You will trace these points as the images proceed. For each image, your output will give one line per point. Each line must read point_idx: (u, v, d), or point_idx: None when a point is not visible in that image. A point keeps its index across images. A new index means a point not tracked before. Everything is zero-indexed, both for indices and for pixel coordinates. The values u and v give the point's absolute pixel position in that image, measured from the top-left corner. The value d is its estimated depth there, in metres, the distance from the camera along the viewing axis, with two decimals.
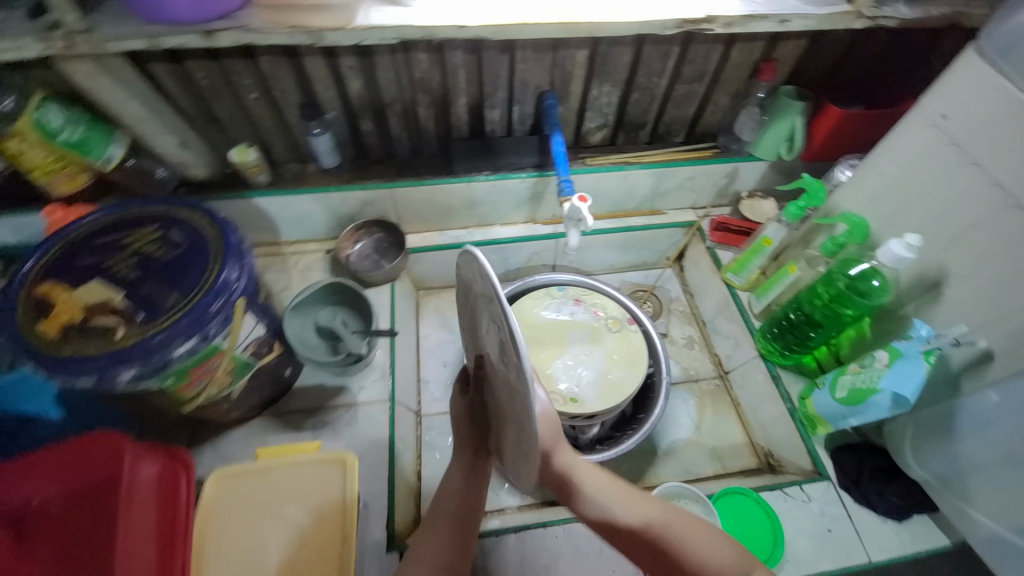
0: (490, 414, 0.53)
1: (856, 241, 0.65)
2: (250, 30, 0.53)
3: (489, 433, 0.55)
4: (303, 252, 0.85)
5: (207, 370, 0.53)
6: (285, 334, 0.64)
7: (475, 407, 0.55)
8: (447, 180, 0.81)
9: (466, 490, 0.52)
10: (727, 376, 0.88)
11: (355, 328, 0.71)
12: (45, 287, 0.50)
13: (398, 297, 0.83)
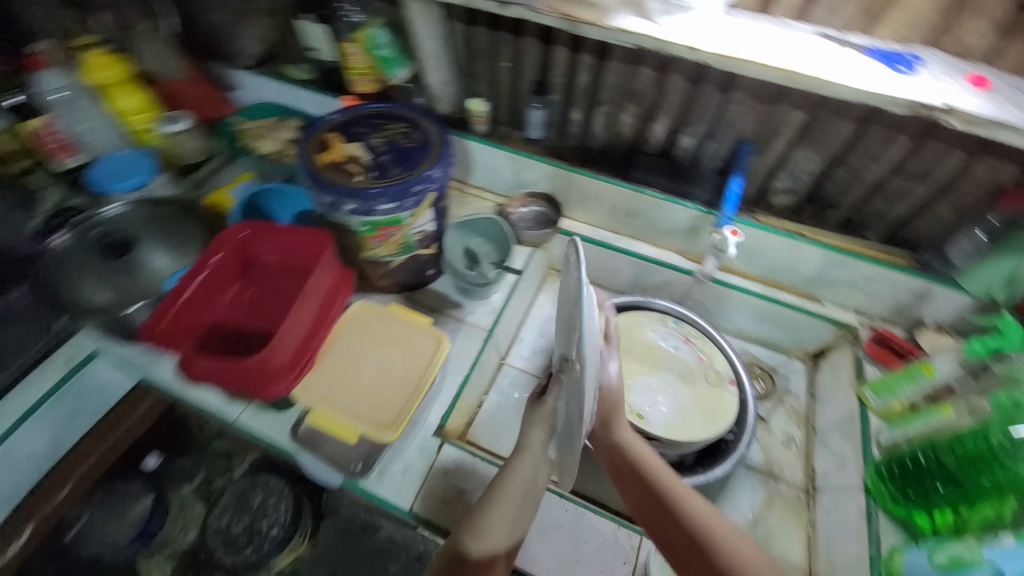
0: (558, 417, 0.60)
1: None
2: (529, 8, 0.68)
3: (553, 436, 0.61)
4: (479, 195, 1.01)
5: (388, 235, 0.71)
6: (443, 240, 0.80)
7: (552, 411, 0.62)
8: (619, 183, 0.88)
9: (531, 480, 0.59)
10: (814, 494, 0.78)
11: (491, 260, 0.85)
12: (331, 135, 0.72)
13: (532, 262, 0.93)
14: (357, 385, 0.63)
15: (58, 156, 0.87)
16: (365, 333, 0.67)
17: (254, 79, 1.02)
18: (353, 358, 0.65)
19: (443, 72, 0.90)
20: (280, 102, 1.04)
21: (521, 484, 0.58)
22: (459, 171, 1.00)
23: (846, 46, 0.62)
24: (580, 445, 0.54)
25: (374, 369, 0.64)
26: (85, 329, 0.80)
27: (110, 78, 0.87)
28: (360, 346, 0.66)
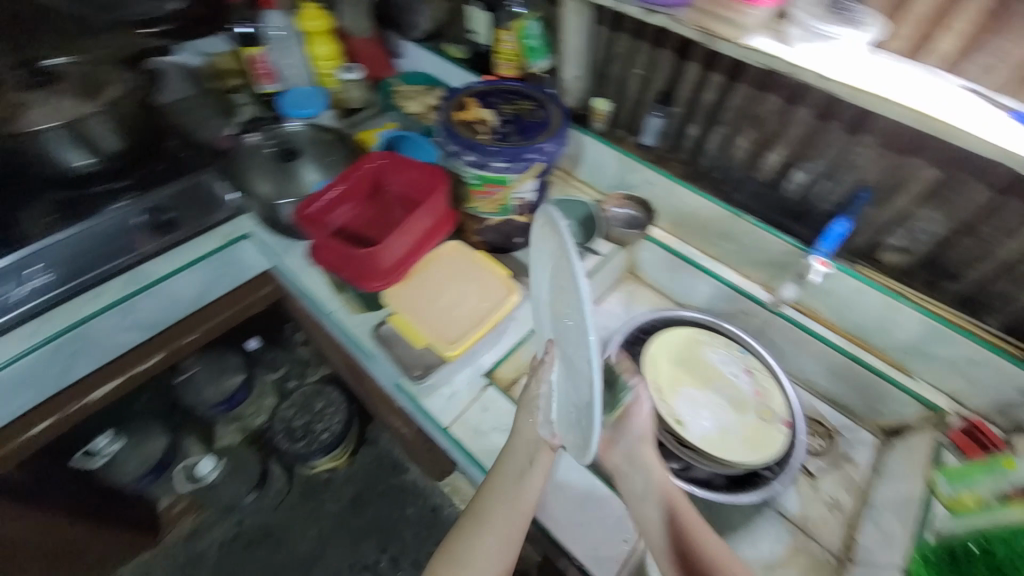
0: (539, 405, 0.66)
1: None
2: (671, 18, 0.74)
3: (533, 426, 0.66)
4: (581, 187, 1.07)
5: (492, 192, 0.78)
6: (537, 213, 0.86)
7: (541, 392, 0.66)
8: (719, 202, 0.90)
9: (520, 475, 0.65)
10: (848, 564, 0.73)
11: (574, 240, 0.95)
12: (468, 98, 0.82)
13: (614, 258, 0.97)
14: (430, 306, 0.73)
15: (261, 80, 1.08)
16: (447, 269, 0.76)
17: (416, 51, 1.21)
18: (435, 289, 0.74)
19: (578, 69, 0.98)
20: (431, 74, 1.21)
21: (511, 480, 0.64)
22: (568, 162, 1.07)
23: (998, 104, 0.59)
24: (581, 417, 0.55)
25: (449, 296, 0.74)
26: (247, 214, 0.98)
27: (314, 27, 1.07)
28: (442, 280, 0.75)
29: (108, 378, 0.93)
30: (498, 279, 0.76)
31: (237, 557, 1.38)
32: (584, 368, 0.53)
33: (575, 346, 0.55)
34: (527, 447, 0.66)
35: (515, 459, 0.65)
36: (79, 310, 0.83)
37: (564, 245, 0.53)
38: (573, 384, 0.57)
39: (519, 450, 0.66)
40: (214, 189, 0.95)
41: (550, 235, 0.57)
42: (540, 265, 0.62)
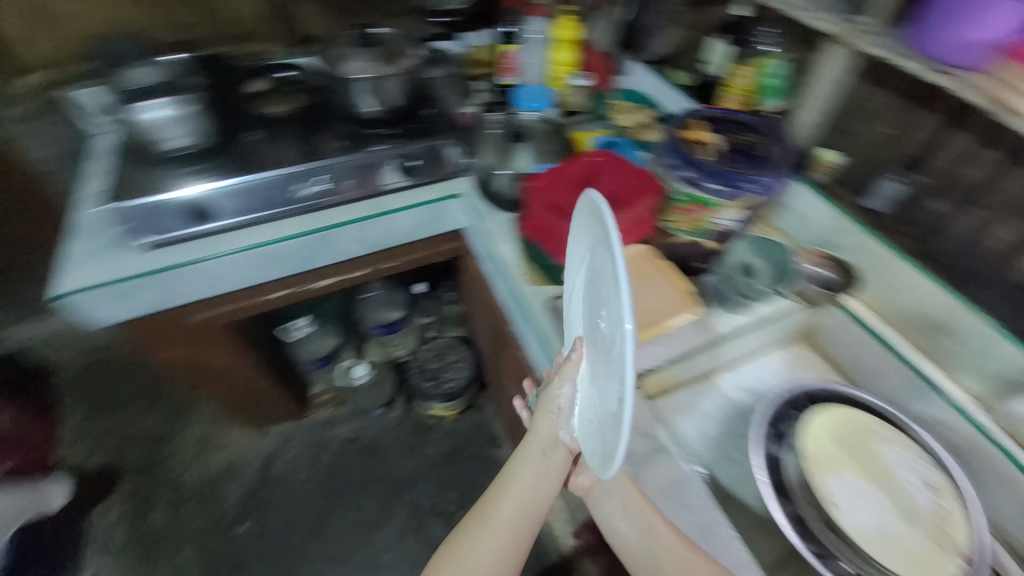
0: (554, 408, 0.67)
1: None
2: None
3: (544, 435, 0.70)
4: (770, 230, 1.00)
5: (694, 212, 0.80)
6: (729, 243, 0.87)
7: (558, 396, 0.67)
8: (947, 291, 0.79)
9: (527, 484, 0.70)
10: None
11: (759, 281, 0.86)
12: (694, 121, 0.85)
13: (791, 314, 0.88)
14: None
15: (503, 73, 1.24)
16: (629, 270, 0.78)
17: (642, 73, 1.27)
18: None
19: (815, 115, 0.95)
20: (649, 94, 1.25)
21: (517, 488, 0.70)
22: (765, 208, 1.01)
23: None
24: (601, 415, 0.54)
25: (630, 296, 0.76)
26: (465, 177, 1.11)
27: (563, 35, 1.19)
28: None
29: (330, 274, 1.14)
30: (677, 296, 0.76)
31: (346, 457, 1.58)
32: (614, 374, 0.51)
33: (606, 341, 0.53)
34: (546, 452, 0.70)
35: (530, 473, 0.70)
36: (335, 218, 1.04)
37: (602, 235, 0.52)
38: (601, 389, 0.55)
39: (534, 454, 0.70)
40: (443, 151, 1.07)
41: (590, 227, 0.56)
42: (582, 258, 0.61)
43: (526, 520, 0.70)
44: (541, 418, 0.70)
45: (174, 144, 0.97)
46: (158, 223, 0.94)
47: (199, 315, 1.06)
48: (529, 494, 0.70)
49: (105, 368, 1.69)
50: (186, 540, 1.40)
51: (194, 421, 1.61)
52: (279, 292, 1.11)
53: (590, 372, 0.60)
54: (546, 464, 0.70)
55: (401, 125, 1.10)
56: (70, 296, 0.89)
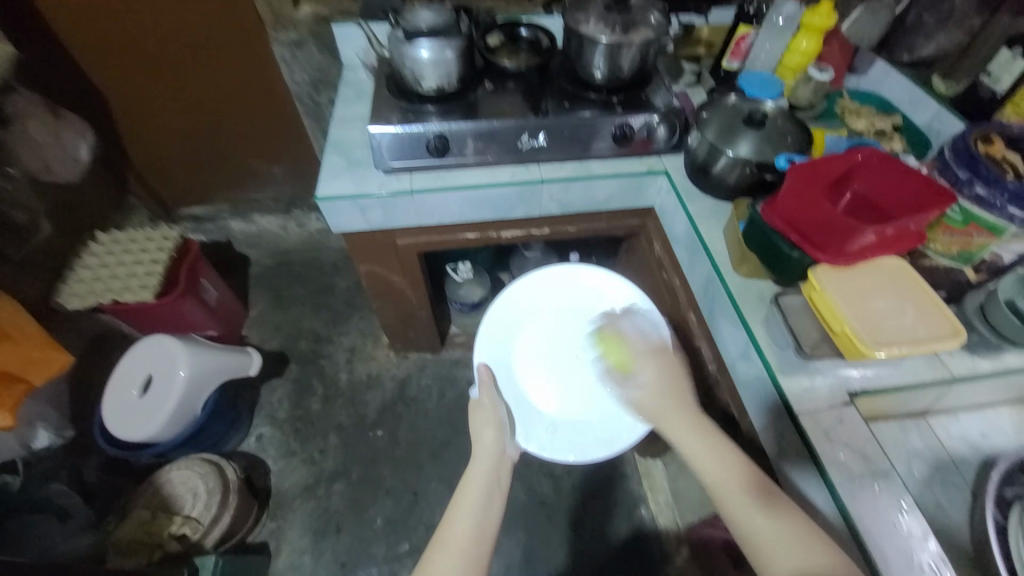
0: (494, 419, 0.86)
1: None
2: None
3: (492, 442, 0.84)
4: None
5: (968, 234, 0.74)
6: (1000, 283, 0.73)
7: (492, 409, 0.87)
8: None
9: (487, 491, 0.77)
10: None
11: None
12: (997, 132, 0.76)
13: None
14: (857, 303, 0.70)
15: (731, 58, 1.16)
16: (877, 281, 0.73)
17: (891, 76, 1.12)
18: (860, 288, 0.72)
19: None
20: (890, 99, 1.13)
21: (476, 495, 0.76)
22: None
23: None
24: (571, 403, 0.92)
25: (881, 312, 0.70)
26: (673, 157, 1.11)
27: (816, 23, 1.06)
28: (868, 286, 0.72)
29: (518, 227, 1.22)
30: (942, 322, 0.69)
31: (469, 396, 1.70)
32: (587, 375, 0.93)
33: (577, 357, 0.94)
34: (496, 465, 0.81)
35: (481, 485, 0.77)
36: (547, 173, 1.10)
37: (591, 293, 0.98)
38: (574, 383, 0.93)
39: (483, 472, 0.79)
40: (655, 128, 1.08)
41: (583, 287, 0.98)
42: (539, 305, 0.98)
43: (489, 522, 0.74)
44: (488, 430, 0.85)
45: (428, 84, 1.04)
46: (403, 151, 1.05)
47: (407, 240, 1.20)
48: (485, 496, 0.76)
49: (284, 272, 1.98)
50: (332, 430, 1.62)
51: (348, 332, 1.82)
52: (473, 236, 1.21)
53: (540, 378, 0.95)
54: (497, 467, 0.81)
55: (622, 97, 1.10)
56: (326, 201, 1.04)
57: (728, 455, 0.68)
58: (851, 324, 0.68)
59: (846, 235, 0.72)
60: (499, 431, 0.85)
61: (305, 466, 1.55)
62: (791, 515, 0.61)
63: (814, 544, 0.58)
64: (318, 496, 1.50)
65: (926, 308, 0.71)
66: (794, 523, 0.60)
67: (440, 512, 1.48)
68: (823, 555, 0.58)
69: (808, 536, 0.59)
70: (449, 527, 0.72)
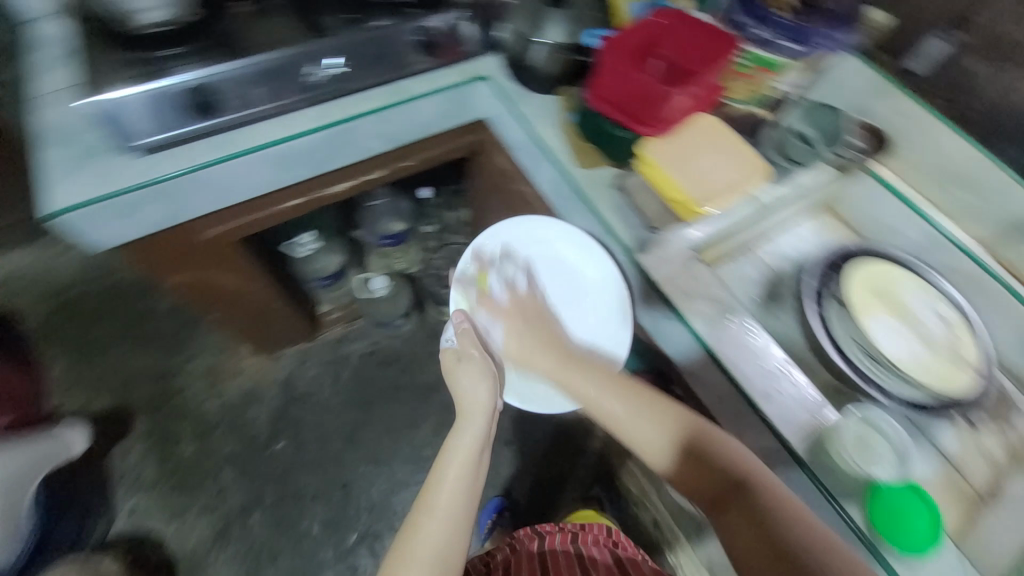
0: (476, 381, 0.91)
1: None
2: None
3: (471, 404, 0.90)
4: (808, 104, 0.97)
5: (755, 76, 0.85)
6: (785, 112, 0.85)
7: (475, 356, 0.91)
8: (976, 145, 0.85)
9: (469, 464, 0.86)
10: (991, 506, 0.75)
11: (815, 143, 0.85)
12: None
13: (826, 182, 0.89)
14: (676, 162, 0.75)
15: None
16: (696, 140, 0.76)
17: None
18: (683, 153, 0.76)
19: None
20: None
21: (456, 469, 0.85)
22: None
23: None
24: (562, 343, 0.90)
25: (698, 165, 0.75)
26: (489, 57, 1.01)
27: None
28: (690, 151, 0.76)
29: (347, 176, 1.06)
30: (750, 159, 0.76)
31: (366, 368, 1.58)
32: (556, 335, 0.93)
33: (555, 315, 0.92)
34: (483, 424, 0.90)
35: (461, 458, 0.86)
36: (353, 107, 0.93)
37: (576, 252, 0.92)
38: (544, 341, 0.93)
39: (463, 454, 0.86)
40: (460, 26, 0.94)
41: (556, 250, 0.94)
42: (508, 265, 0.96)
43: (471, 483, 0.85)
44: (480, 386, 0.90)
45: (149, 17, 0.77)
46: (150, 120, 0.80)
47: (211, 230, 0.97)
48: (471, 460, 0.86)
49: (71, 311, 1.53)
50: (222, 464, 1.41)
51: (196, 353, 1.51)
52: (297, 200, 1.03)
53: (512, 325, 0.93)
54: (487, 427, 0.90)
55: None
56: (68, 214, 0.77)
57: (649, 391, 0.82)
58: (685, 190, 0.74)
59: (662, 105, 0.75)
60: (491, 385, 0.90)
61: (207, 514, 1.35)
62: (698, 427, 0.76)
63: (719, 446, 0.72)
64: (235, 537, 1.34)
65: (735, 150, 0.76)
66: (702, 437, 0.75)
67: (378, 490, 1.43)
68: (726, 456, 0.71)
69: (715, 439, 0.73)
70: (431, 508, 0.81)
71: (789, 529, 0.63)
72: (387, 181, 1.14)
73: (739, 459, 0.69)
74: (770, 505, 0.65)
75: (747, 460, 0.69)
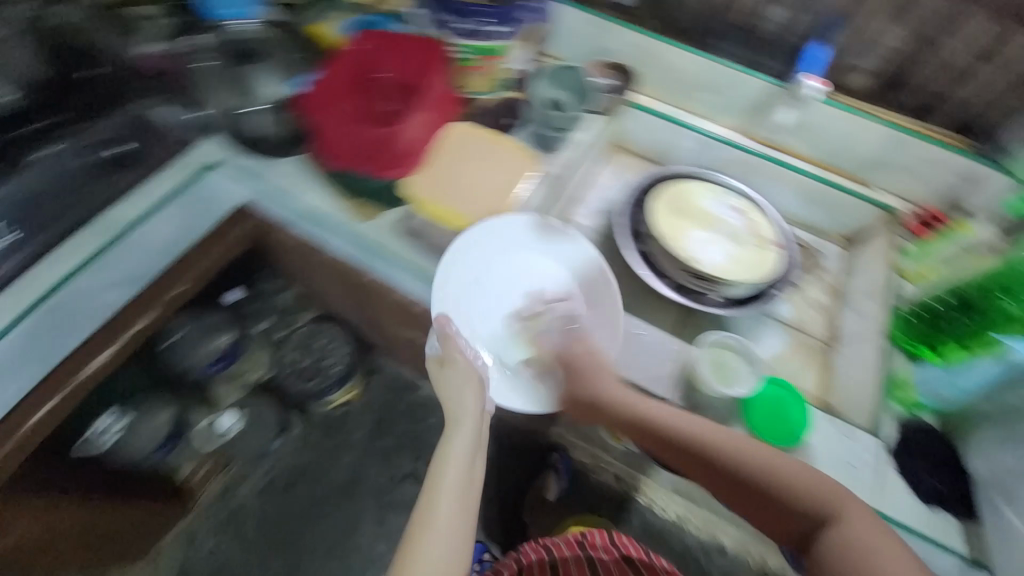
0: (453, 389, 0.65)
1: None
2: None
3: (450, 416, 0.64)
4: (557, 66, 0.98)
5: (485, 66, 0.79)
6: (529, 87, 0.85)
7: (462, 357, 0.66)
8: (698, 51, 0.91)
9: (468, 472, 0.61)
10: (834, 347, 0.87)
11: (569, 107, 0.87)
12: None
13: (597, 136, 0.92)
14: (431, 179, 0.72)
15: None
16: (460, 151, 0.73)
17: None
18: (453, 173, 0.72)
19: None
20: None
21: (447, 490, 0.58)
22: None
23: None
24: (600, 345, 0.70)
25: (455, 173, 0.72)
26: (208, 139, 0.82)
27: None
28: (456, 167, 0.72)
29: None
30: (514, 150, 0.74)
31: (272, 502, 1.37)
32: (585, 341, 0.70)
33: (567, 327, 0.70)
34: (477, 427, 0.63)
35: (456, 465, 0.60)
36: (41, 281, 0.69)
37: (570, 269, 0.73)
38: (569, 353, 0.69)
39: (458, 456, 0.61)
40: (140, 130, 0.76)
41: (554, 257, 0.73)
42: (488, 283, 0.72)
43: (465, 509, 0.59)
44: (466, 389, 0.64)
45: None
46: None
47: None
48: (467, 474, 0.60)
49: None
50: None
51: None
52: (60, 402, 0.72)
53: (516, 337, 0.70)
54: (478, 435, 0.63)
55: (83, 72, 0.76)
56: None
57: (701, 432, 0.63)
58: (464, 213, 0.70)
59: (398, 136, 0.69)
60: (484, 388, 0.65)
61: None
62: (761, 454, 0.62)
63: (776, 469, 0.61)
64: None
65: (497, 150, 0.74)
66: (768, 462, 0.61)
67: None
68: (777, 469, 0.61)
69: (770, 460, 0.61)
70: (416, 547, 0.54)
71: (881, 552, 0.55)
72: (166, 317, 0.92)
73: (802, 478, 0.60)
74: (842, 528, 0.57)
75: (808, 479, 0.60)
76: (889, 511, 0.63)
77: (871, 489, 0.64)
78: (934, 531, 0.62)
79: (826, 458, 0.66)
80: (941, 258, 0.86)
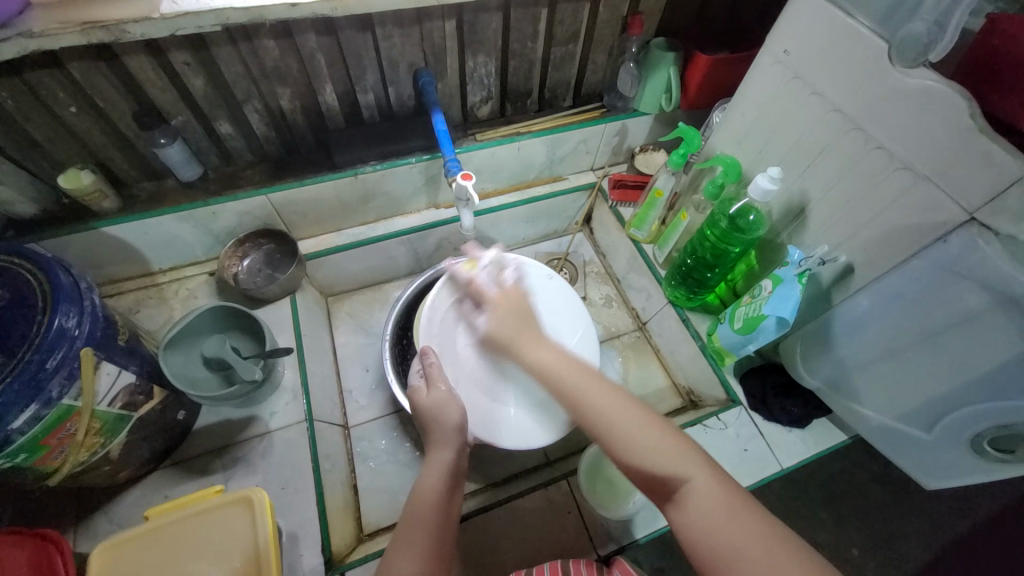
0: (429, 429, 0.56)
1: (692, 148, 0.72)
2: (34, 35, 0.47)
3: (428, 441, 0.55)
4: (203, 275, 0.78)
5: (63, 439, 0.47)
6: (164, 375, 0.58)
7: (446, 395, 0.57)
8: (328, 175, 0.74)
9: (443, 502, 0.48)
10: (645, 327, 0.90)
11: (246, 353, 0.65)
12: None
13: (304, 337, 0.75)
14: None
15: None
16: None
17: None
18: None
19: None
20: None
21: (435, 519, 0.47)
22: (131, 266, 0.73)
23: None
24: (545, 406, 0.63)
25: None
26: None
27: None
28: None
29: None
30: (218, 505, 0.50)
31: None
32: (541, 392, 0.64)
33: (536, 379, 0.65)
34: (449, 476, 0.51)
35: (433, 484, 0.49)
36: None
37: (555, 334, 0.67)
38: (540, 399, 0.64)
39: (438, 486, 0.49)
40: None
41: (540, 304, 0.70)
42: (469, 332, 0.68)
43: (450, 513, 0.48)
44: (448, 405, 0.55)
45: None
46: None
47: None
48: (444, 507, 0.48)
49: None
50: None
51: None
52: None
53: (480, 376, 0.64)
54: (451, 462, 0.52)
55: None
56: None
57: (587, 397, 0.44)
58: None
59: None
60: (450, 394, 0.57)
61: None
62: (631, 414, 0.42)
63: (646, 444, 0.41)
64: None
65: (192, 535, 0.48)
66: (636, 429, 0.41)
67: None
68: (675, 465, 0.40)
69: (642, 434, 0.41)
70: None
71: (721, 531, 0.36)
72: None
73: (679, 454, 0.40)
74: (681, 513, 0.38)
75: (672, 445, 0.41)
76: (789, 461, 0.68)
77: (770, 458, 0.67)
78: (823, 441, 0.70)
79: (728, 465, 0.66)
80: (678, 245, 0.80)
